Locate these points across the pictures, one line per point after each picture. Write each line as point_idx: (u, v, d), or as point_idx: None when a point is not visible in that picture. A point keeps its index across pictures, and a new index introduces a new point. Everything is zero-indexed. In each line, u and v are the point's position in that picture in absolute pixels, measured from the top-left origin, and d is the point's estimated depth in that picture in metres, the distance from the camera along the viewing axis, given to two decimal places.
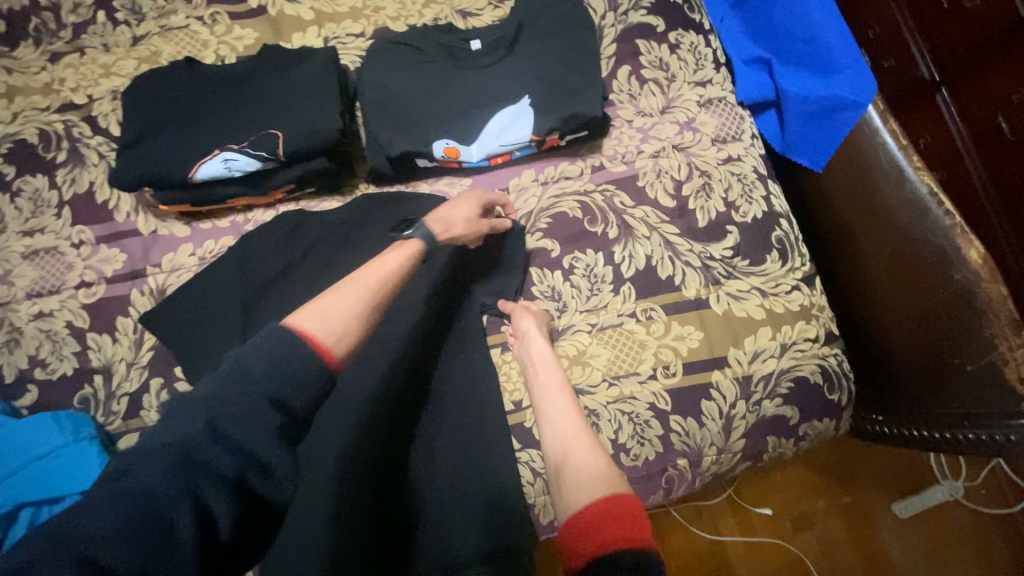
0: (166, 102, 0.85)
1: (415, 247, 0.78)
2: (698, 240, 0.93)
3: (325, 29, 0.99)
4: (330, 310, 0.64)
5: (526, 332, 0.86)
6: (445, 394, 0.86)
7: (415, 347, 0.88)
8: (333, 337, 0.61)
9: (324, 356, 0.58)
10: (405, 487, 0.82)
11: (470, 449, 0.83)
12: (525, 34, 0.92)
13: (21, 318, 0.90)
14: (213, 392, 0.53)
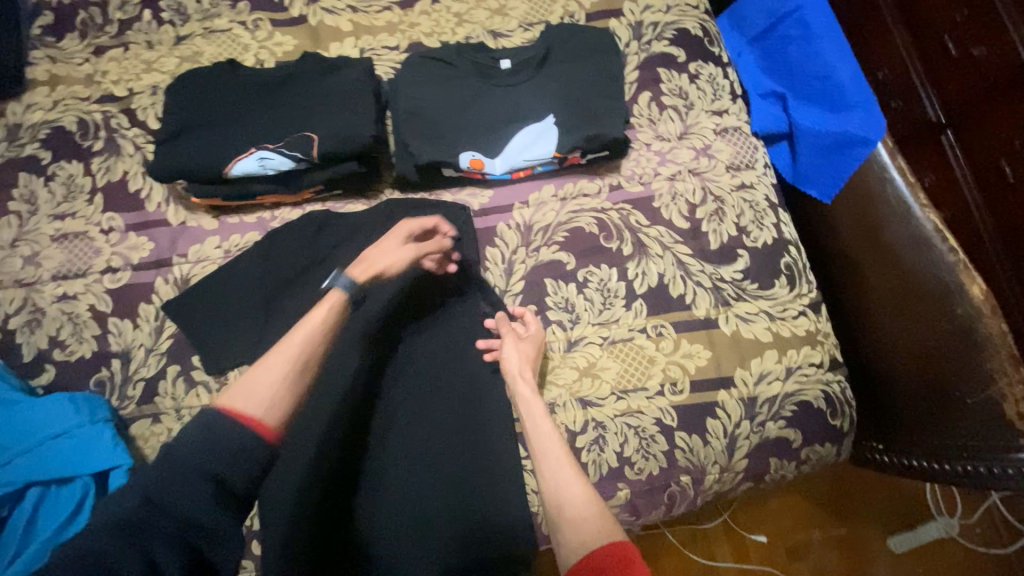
0: (207, 100, 0.89)
1: (338, 298, 0.80)
2: (710, 261, 0.96)
3: (362, 40, 1.03)
4: (255, 385, 0.71)
5: (510, 359, 0.86)
6: (446, 399, 0.89)
7: (419, 352, 0.91)
8: (264, 408, 0.69)
9: (257, 429, 0.68)
10: (414, 486, 0.84)
11: (469, 455, 0.86)
12: (553, 56, 0.96)
13: (44, 299, 0.92)
14: (154, 478, 0.63)
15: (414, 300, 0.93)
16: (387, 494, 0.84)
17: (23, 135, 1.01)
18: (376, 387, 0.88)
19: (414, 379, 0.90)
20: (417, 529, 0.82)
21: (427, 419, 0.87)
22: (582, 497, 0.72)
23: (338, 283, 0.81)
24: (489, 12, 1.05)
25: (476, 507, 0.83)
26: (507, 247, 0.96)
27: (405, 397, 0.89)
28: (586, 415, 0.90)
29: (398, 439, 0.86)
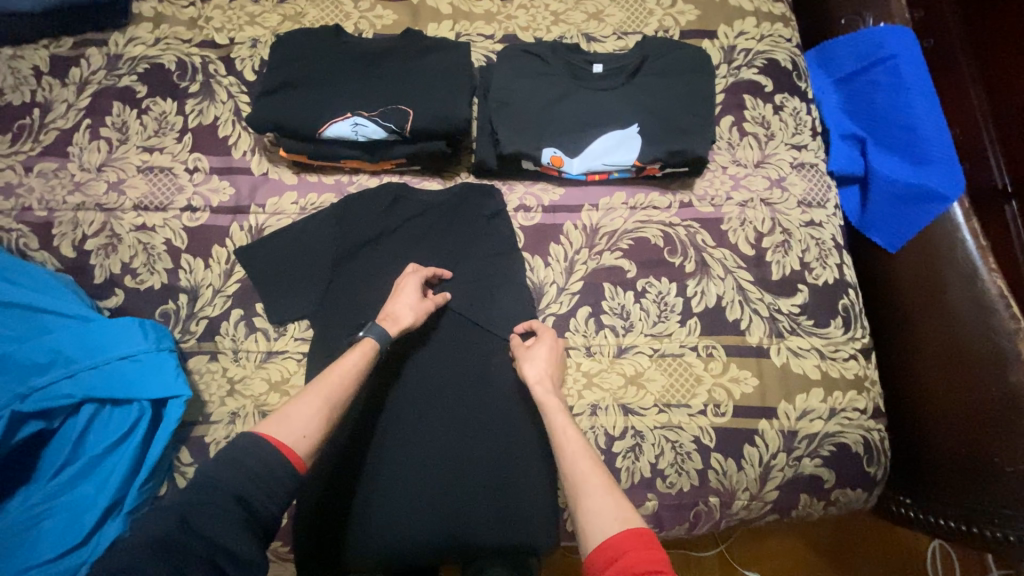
0: (310, 62, 0.92)
1: (370, 346, 0.80)
2: (769, 291, 0.96)
3: (459, 25, 1.05)
4: (291, 414, 0.69)
5: (536, 359, 0.86)
6: (473, 387, 0.91)
7: (450, 338, 0.93)
8: (296, 437, 0.68)
9: (288, 456, 0.66)
10: (449, 463, 0.87)
11: (487, 444, 0.88)
12: (647, 67, 0.97)
13: (123, 227, 0.95)
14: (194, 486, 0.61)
15: (473, 286, 0.95)
16: (421, 466, 0.87)
17: (122, 66, 1.04)
18: (421, 365, 0.92)
19: (442, 364, 0.92)
20: (426, 509, 0.85)
21: (450, 404, 0.90)
22: (596, 483, 0.70)
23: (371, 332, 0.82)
24: (585, 15, 1.07)
25: (486, 495, 0.86)
26: (570, 247, 0.98)
27: (433, 380, 0.91)
28: (626, 422, 0.91)
29: (422, 420, 0.89)
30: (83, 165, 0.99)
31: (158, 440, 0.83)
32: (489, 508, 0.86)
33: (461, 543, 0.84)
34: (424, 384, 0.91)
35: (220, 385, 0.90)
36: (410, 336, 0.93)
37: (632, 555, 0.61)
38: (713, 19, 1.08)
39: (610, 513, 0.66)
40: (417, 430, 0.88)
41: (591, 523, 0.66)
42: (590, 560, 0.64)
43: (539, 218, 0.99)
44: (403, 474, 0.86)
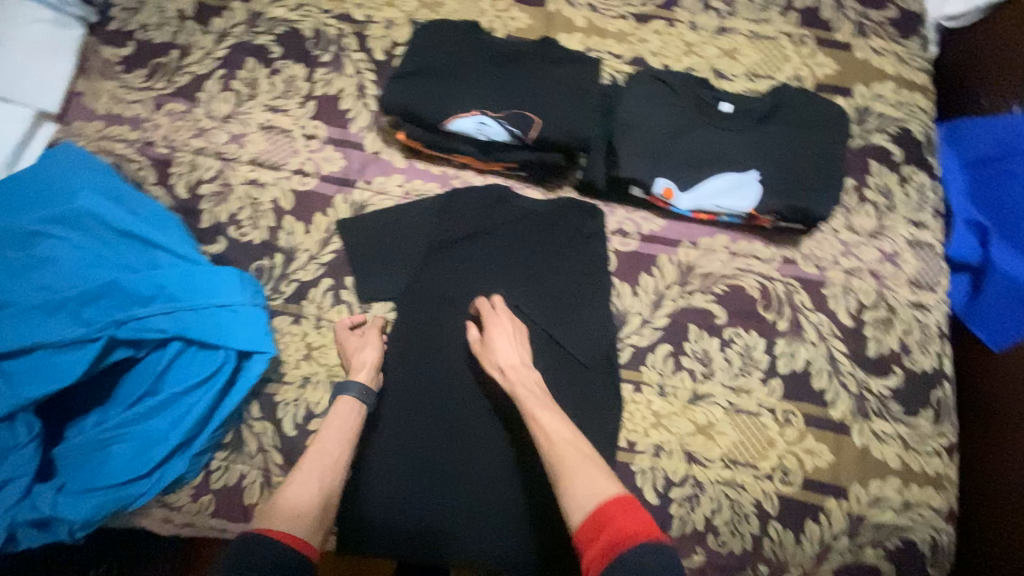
0: (446, 55, 0.94)
1: (352, 405, 0.84)
2: (862, 367, 0.93)
3: (590, 39, 1.06)
4: (285, 502, 0.73)
5: (498, 349, 0.85)
6: (477, 396, 0.90)
7: (459, 343, 0.91)
8: (293, 520, 0.71)
9: (291, 542, 0.68)
10: (473, 458, 0.87)
11: (487, 456, 0.87)
12: (777, 114, 0.94)
13: (237, 178, 0.99)
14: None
15: (556, 300, 0.92)
16: (445, 458, 0.86)
17: (261, 25, 1.09)
18: (428, 363, 0.90)
19: (448, 366, 0.90)
20: (424, 510, 0.85)
21: (452, 409, 0.89)
22: (576, 462, 0.73)
23: (348, 392, 0.84)
24: (719, 51, 1.06)
25: (485, 507, 0.85)
26: (662, 280, 0.95)
27: (432, 381, 0.90)
28: (688, 470, 0.88)
29: (425, 420, 0.88)
30: (210, 112, 1.03)
31: (235, 393, 0.86)
32: (487, 520, 0.85)
33: (456, 552, 0.84)
34: (426, 385, 0.90)
35: (298, 348, 0.92)
36: (430, 331, 0.92)
37: (620, 521, 0.65)
38: (849, 77, 1.06)
39: (588, 489, 0.69)
40: (419, 429, 0.88)
41: (574, 500, 0.69)
42: (579, 533, 0.67)
43: (635, 245, 0.96)
44: (401, 472, 0.86)
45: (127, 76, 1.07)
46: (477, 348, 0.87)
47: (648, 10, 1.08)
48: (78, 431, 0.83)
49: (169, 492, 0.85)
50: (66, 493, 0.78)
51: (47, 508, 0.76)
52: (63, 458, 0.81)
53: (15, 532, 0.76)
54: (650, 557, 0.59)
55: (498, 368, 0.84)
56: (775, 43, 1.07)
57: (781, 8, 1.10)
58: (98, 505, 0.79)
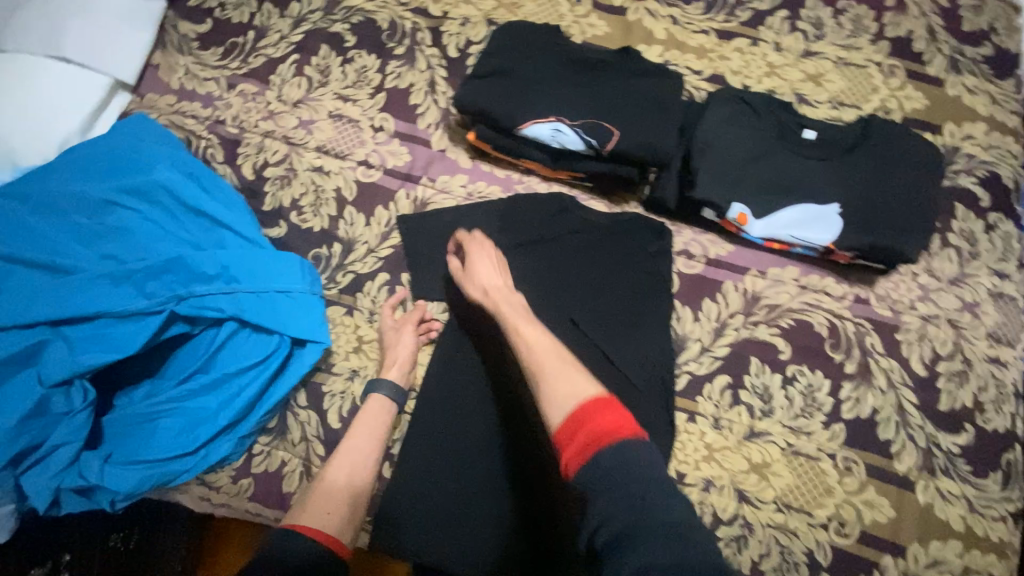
0: (524, 57, 0.92)
1: (382, 403, 0.85)
2: (931, 420, 0.88)
3: (670, 53, 1.03)
4: (315, 500, 0.75)
5: (476, 272, 0.83)
6: (501, 405, 0.85)
7: (489, 348, 0.87)
8: (323, 516, 0.72)
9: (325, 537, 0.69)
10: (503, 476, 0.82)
11: (508, 468, 0.83)
12: (864, 146, 0.90)
13: (302, 164, 0.99)
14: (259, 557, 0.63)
15: (613, 317, 0.88)
16: (476, 471, 0.83)
17: (338, 13, 1.08)
18: (455, 367, 0.87)
19: (472, 372, 0.87)
20: (449, 522, 0.81)
21: (473, 416, 0.85)
22: (556, 366, 0.69)
23: (379, 390, 0.85)
24: (802, 75, 1.02)
25: (500, 525, 0.81)
26: (725, 307, 0.91)
27: (460, 384, 0.86)
28: (738, 509, 0.84)
29: (447, 426, 0.85)
30: (281, 96, 1.04)
31: (286, 379, 0.86)
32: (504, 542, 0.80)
33: (464, 571, 0.79)
34: (452, 389, 0.86)
35: (349, 340, 0.91)
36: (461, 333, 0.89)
37: (600, 418, 0.61)
38: (939, 114, 1.01)
39: (569, 389, 0.65)
40: (440, 435, 0.84)
41: (554, 401, 0.65)
42: (558, 431, 0.63)
43: (700, 268, 0.93)
44: (418, 475, 0.83)
45: (203, 53, 1.07)
46: (456, 273, 0.85)
47: (732, 26, 1.04)
48: (128, 402, 0.83)
49: (209, 471, 0.85)
50: (112, 463, 0.77)
51: (94, 477, 0.75)
52: (110, 428, 0.80)
53: (58, 498, 0.75)
54: (636, 453, 0.58)
55: (480, 292, 0.82)
56: (863, 71, 1.03)
57: (871, 36, 1.05)
58: (143, 478, 0.78)
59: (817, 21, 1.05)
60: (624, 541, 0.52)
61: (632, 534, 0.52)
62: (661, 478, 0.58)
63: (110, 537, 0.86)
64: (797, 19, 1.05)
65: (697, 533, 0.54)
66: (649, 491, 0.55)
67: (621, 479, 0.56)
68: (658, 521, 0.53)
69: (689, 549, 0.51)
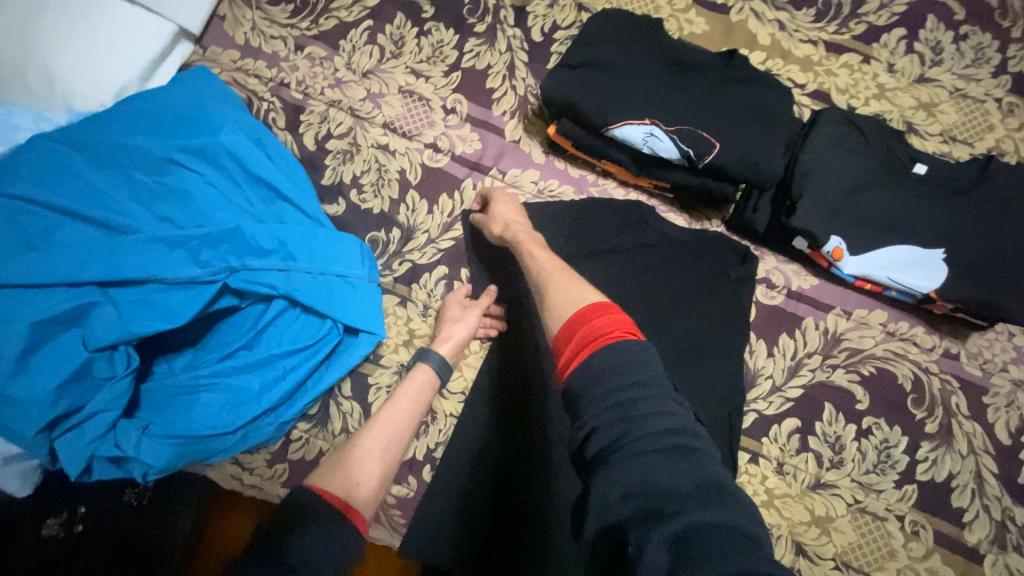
0: (618, 49, 0.85)
1: (427, 377, 0.79)
2: (1011, 493, 0.81)
3: (771, 62, 0.95)
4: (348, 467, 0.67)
5: (497, 212, 0.83)
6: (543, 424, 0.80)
7: (540, 353, 0.83)
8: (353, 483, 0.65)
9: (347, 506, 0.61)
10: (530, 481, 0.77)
11: (538, 497, 0.76)
12: (982, 189, 0.82)
13: (366, 140, 0.93)
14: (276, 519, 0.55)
15: (685, 339, 0.82)
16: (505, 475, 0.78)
17: None
18: (512, 372, 0.83)
19: (525, 381, 0.82)
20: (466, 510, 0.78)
21: (518, 427, 0.80)
22: (564, 279, 0.66)
23: (428, 361, 0.79)
24: (914, 102, 0.94)
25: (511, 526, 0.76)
26: (803, 346, 0.85)
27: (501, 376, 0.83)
28: (794, 562, 0.79)
29: (491, 432, 0.80)
30: (350, 64, 0.97)
31: (335, 367, 0.82)
32: (506, 568, 0.74)
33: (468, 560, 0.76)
34: (505, 394, 0.82)
35: (400, 332, 0.87)
36: (523, 339, 0.84)
37: (596, 322, 0.56)
38: None
39: (570, 300, 0.61)
40: (474, 427, 0.81)
41: (556, 317, 0.61)
42: (557, 340, 0.59)
43: (780, 300, 0.87)
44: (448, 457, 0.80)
45: (271, 7, 0.99)
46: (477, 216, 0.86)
47: (844, 40, 0.96)
48: (169, 372, 0.78)
49: (247, 453, 0.82)
50: (149, 436, 0.72)
51: (130, 448, 0.70)
52: (150, 398, 0.76)
53: (90, 465, 0.70)
54: (630, 354, 0.51)
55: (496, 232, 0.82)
56: (980, 106, 0.94)
57: (994, 67, 0.96)
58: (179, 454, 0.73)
59: (936, 43, 0.96)
60: (613, 454, 0.45)
61: (621, 445, 0.45)
62: (660, 384, 0.50)
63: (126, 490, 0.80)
64: (915, 40, 0.96)
65: (693, 446, 0.46)
66: (644, 399, 0.48)
67: (610, 380, 0.49)
68: (648, 430, 0.46)
69: (684, 463, 0.44)
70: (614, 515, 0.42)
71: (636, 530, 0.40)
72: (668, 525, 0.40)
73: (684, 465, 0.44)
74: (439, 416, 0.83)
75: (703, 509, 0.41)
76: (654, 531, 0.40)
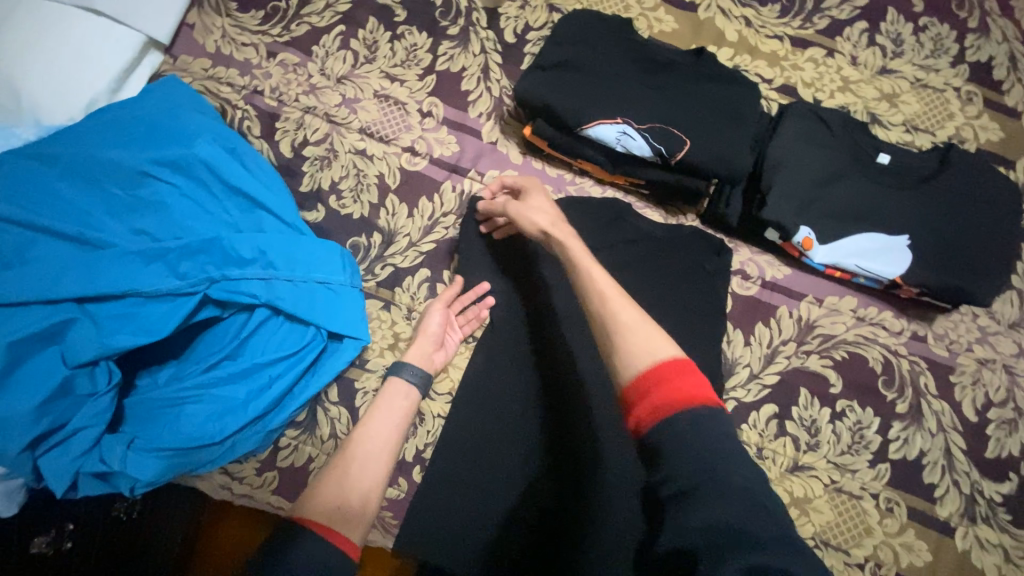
0: (590, 49, 0.86)
1: (403, 390, 0.77)
2: (978, 467, 0.85)
3: (739, 57, 0.97)
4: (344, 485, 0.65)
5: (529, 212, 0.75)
6: (538, 400, 0.81)
7: (525, 349, 0.83)
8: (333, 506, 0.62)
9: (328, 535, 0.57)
10: (536, 452, 0.79)
11: (546, 469, 0.78)
12: (943, 178, 0.85)
13: (343, 146, 0.93)
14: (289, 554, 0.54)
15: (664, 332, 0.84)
16: (504, 455, 0.79)
17: None
18: (501, 364, 0.83)
19: (516, 367, 0.82)
20: (481, 488, 0.78)
21: (517, 406, 0.81)
22: (634, 318, 0.59)
23: (401, 374, 0.78)
24: (877, 93, 0.97)
25: (531, 495, 0.78)
26: (778, 334, 0.88)
27: (499, 355, 0.83)
28: None
29: (487, 419, 0.81)
30: (324, 70, 0.97)
31: (321, 373, 0.82)
32: (529, 530, 0.76)
33: (491, 533, 0.77)
34: (491, 390, 0.82)
35: (385, 336, 0.87)
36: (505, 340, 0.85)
37: (679, 382, 0.53)
38: (1015, 148, 0.96)
39: None
40: (474, 411, 0.81)
41: (624, 354, 0.56)
42: (627, 388, 0.54)
43: (754, 290, 0.89)
44: (452, 440, 0.80)
45: (241, 14, 0.99)
46: (511, 204, 0.77)
47: (808, 35, 0.98)
48: (152, 385, 0.78)
49: (235, 462, 0.82)
50: (134, 450, 0.72)
51: (116, 462, 0.70)
52: (133, 411, 0.75)
53: (76, 481, 0.70)
54: (715, 421, 0.50)
55: (535, 227, 0.73)
56: (941, 95, 0.97)
57: (952, 57, 0.99)
58: (166, 466, 0.73)
59: (897, 35, 0.99)
60: (689, 493, 0.46)
61: (700, 491, 0.45)
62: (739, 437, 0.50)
63: (115, 504, 0.79)
64: (876, 32, 0.99)
65: (772, 501, 0.47)
66: (727, 454, 0.48)
67: (692, 434, 0.49)
68: (734, 482, 0.46)
69: (762, 517, 0.44)
70: (688, 543, 0.44)
71: (707, 560, 0.42)
72: (738, 562, 0.41)
73: (761, 515, 0.45)
74: (426, 417, 0.84)
75: (779, 558, 0.42)
76: (724, 564, 0.41)
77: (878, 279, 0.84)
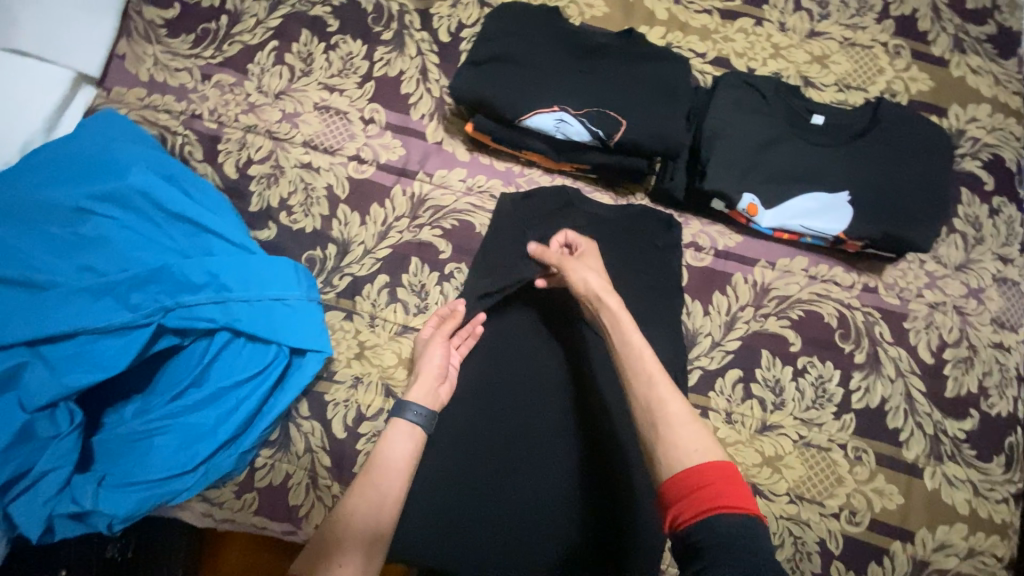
0: (522, 42, 0.87)
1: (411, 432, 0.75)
2: (939, 407, 0.88)
3: (671, 34, 0.98)
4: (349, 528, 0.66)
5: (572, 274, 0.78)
6: (519, 391, 0.84)
7: (499, 342, 0.86)
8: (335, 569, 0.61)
9: None
10: (524, 440, 0.81)
11: (536, 454, 0.81)
12: (876, 132, 0.88)
13: (289, 161, 0.93)
14: None
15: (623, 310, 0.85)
16: (489, 448, 0.80)
17: None
18: (477, 360, 0.85)
19: (494, 361, 0.85)
20: (474, 481, 0.79)
21: (500, 398, 0.83)
22: (682, 413, 0.61)
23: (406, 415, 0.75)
24: (808, 56, 0.99)
25: (524, 480, 0.80)
26: (735, 301, 0.90)
27: (481, 350, 0.86)
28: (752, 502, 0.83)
29: (469, 414, 0.82)
30: (261, 87, 0.97)
31: (288, 390, 0.82)
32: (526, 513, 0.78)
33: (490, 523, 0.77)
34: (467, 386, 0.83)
35: (350, 346, 0.87)
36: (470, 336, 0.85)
37: (728, 493, 0.54)
38: (945, 96, 0.99)
39: None
40: (459, 407, 0.82)
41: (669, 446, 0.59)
42: (672, 485, 0.56)
43: (708, 261, 0.91)
44: (440, 439, 0.80)
45: (171, 40, 0.98)
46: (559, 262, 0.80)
47: (735, 6, 1.00)
48: (120, 421, 0.77)
49: (213, 488, 0.81)
50: (107, 486, 0.72)
51: (88, 502, 0.69)
52: (101, 448, 0.75)
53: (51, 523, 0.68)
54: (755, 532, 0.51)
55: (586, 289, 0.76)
56: (869, 52, 1.00)
57: (877, 14, 1.02)
58: (141, 500, 0.73)
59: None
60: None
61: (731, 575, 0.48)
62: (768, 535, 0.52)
63: (107, 546, 0.78)
64: None
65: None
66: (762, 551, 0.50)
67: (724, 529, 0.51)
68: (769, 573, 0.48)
69: None
70: None
71: None
72: None
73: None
74: None
75: None
76: None
77: (824, 237, 0.86)
